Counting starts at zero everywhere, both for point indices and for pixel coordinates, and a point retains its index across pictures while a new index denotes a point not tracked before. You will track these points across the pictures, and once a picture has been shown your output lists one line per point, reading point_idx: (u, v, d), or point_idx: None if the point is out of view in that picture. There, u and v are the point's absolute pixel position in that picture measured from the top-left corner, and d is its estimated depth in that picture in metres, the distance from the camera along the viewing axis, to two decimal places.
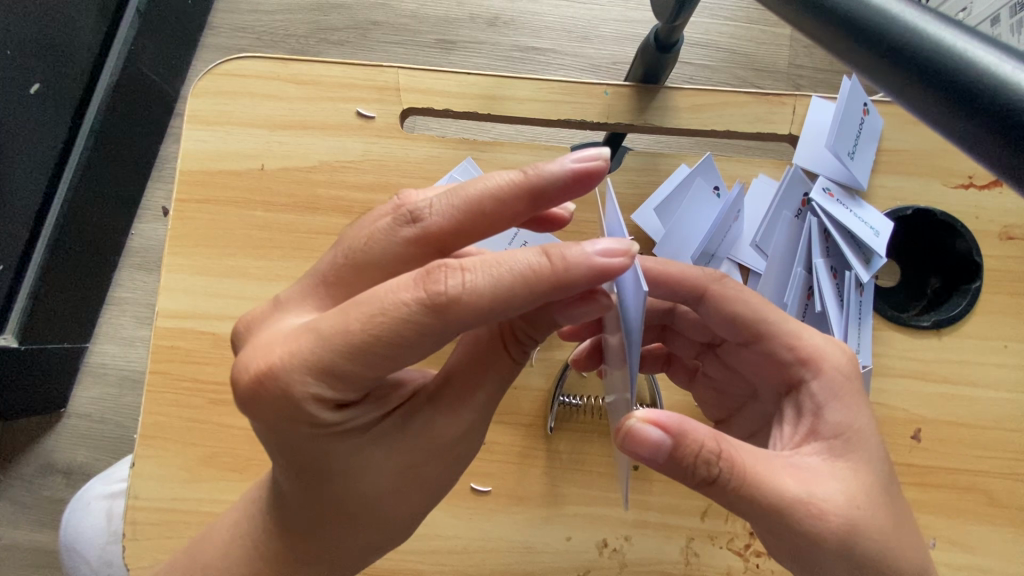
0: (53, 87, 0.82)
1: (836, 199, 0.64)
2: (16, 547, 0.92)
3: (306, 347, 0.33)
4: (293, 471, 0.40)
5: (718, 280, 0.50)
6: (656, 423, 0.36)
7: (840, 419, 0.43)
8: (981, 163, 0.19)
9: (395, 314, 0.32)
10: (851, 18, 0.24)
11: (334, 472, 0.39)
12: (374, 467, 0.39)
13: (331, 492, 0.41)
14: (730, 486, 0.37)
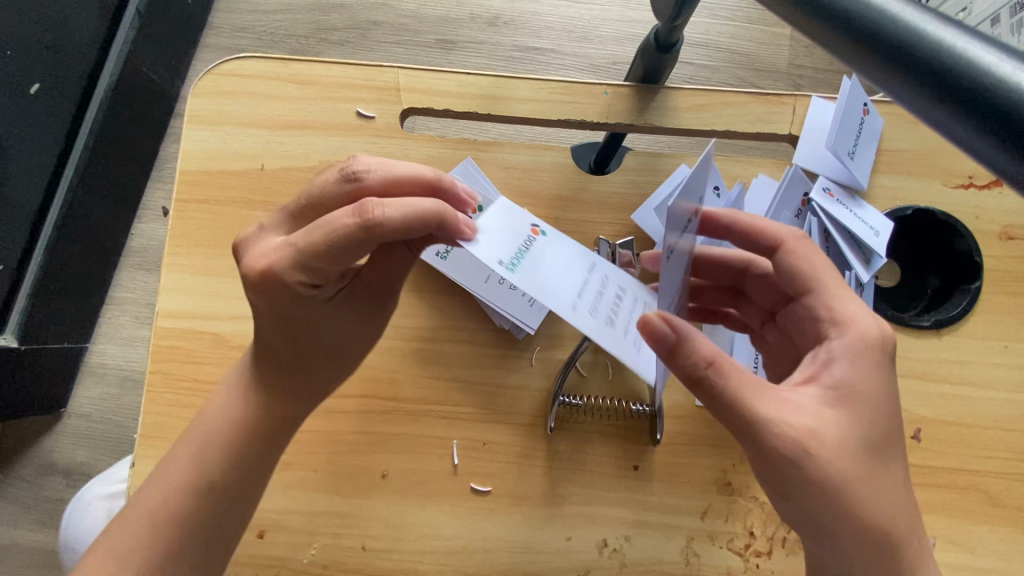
0: (53, 88, 0.82)
1: (837, 199, 0.64)
2: (16, 547, 0.92)
3: (288, 256, 0.43)
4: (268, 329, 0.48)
5: (799, 238, 0.51)
6: (669, 324, 0.38)
7: (849, 375, 0.44)
8: (981, 164, 0.19)
9: (342, 231, 0.41)
10: (850, 17, 0.24)
11: (299, 325, 0.49)
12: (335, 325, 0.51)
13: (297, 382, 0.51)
14: (712, 391, 0.40)
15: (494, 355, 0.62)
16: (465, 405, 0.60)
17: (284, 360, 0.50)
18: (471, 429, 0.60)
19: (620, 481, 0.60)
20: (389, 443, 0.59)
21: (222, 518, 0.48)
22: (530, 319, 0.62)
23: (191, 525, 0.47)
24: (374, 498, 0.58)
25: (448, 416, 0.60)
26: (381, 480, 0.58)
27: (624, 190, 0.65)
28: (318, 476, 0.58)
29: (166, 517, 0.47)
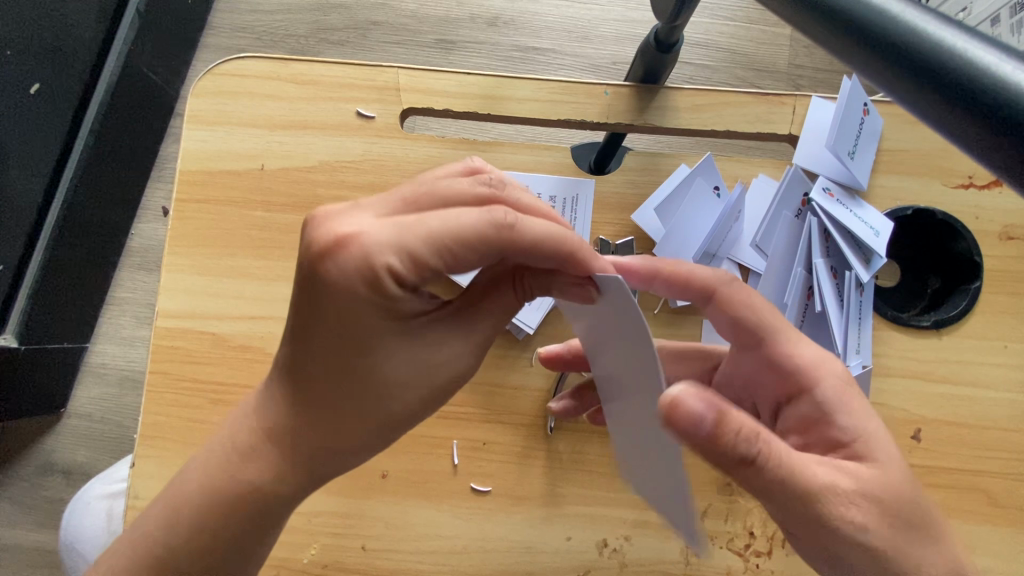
0: (53, 88, 0.82)
1: (837, 199, 0.64)
2: (16, 547, 0.92)
3: (389, 233, 0.38)
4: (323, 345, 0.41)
5: (728, 282, 0.48)
6: (700, 398, 0.35)
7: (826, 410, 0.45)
8: (981, 164, 0.19)
9: (469, 222, 0.39)
10: (849, 18, 0.24)
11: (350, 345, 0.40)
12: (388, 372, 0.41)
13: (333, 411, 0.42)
14: (767, 470, 0.38)
15: (493, 355, 0.62)
16: (465, 405, 0.60)
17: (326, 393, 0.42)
18: (471, 429, 0.60)
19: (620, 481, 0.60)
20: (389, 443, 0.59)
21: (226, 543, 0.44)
22: (530, 319, 0.63)
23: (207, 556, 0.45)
24: (374, 499, 0.58)
25: (448, 416, 0.60)
26: (381, 480, 0.58)
27: (624, 190, 0.65)
28: None
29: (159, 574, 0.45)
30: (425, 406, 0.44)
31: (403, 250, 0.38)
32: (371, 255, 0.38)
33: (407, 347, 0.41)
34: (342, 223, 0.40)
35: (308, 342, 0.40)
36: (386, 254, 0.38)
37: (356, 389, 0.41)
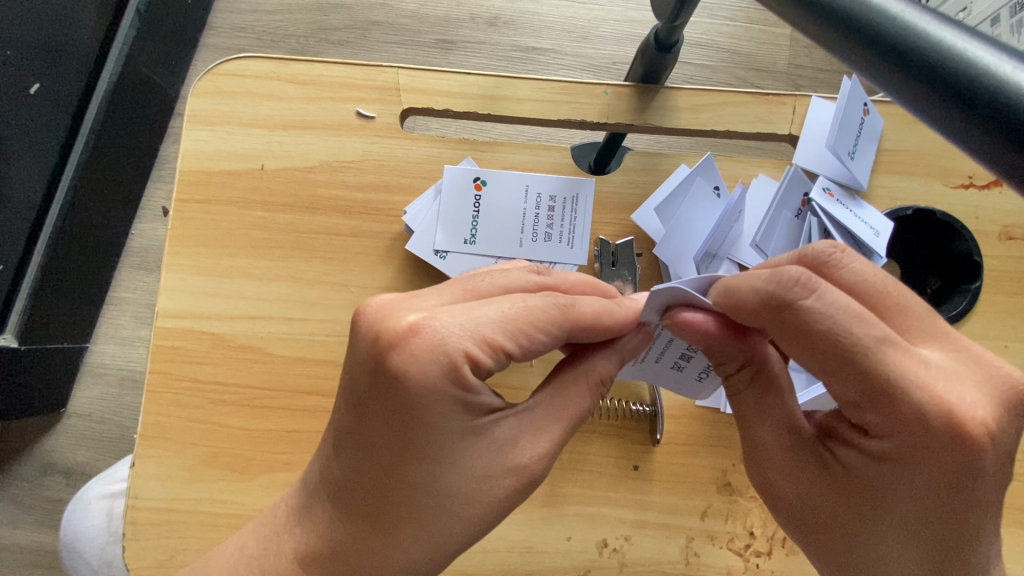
0: (54, 88, 0.82)
1: (837, 198, 0.64)
2: (17, 547, 0.92)
3: (463, 320, 0.40)
4: (379, 455, 0.40)
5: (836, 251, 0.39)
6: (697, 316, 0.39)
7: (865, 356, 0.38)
8: (982, 164, 0.19)
9: (537, 306, 0.42)
10: (850, 19, 0.24)
11: (413, 457, 0.39)
12: (455, 486, 0.40)
13: (396, 528, 0.41)
14: (805, 326, 0.35)
15: None
16: None
17: (382, 511, 0.41)
18: None
19: (620, 481, 0.59)
20: None
21: None
22: None
23: None
24: None
25: None
26: None
27: (624, 190, 0.65)
28: None
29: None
30: (505, 506, 0.41)
31: (464, 376, 0.39)
32: (433, 380, 0.38)
33: (466, 443, 0.40)
34: (408, 332, 0.39)
35: (363, 452, 0.40)
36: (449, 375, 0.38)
37: (406, 504, 0.40)
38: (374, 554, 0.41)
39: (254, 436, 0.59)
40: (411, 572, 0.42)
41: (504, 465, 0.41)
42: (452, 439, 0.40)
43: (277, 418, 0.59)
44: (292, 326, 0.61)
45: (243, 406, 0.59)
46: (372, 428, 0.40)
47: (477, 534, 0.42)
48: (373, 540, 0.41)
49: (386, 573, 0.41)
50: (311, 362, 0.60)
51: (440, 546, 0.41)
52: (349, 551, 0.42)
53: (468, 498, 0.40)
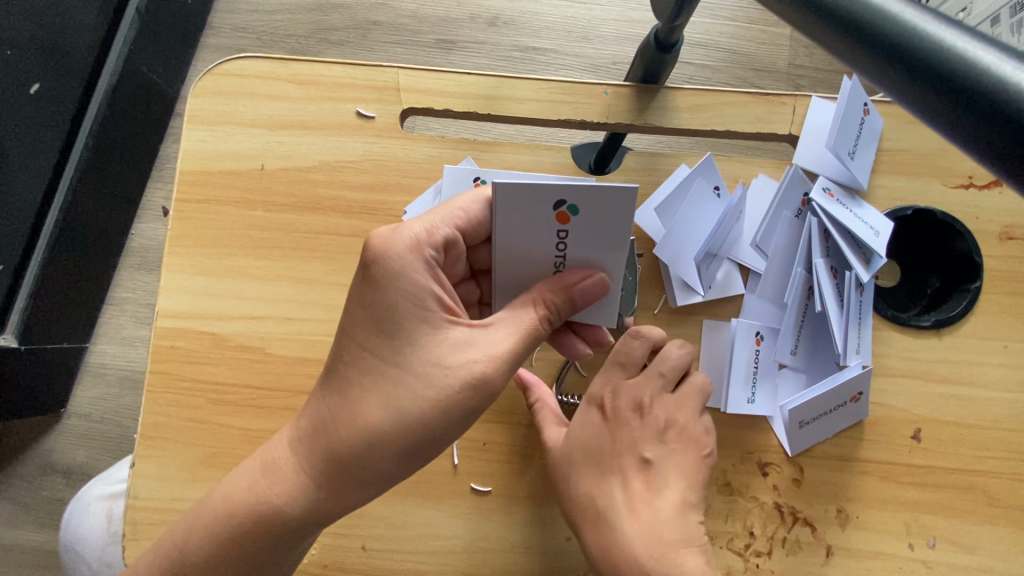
0: (54, 88, 0.82)
1: (837, 199, 0.64)
2: (17, 547, 0.92)
3: (415, 283, 0.46)
4: (366, 356, 0.46)
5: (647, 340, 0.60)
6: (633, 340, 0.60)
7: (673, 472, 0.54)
8: (982, 164, 0.19)
9: (421, 263, 0.47)
10: (850, 20, 0.24)
11: (400, 359, 0.46)
12: (421, 376, 0.46)
13: (372, 416, 0.46)
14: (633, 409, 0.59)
15: None
16: None
17: (359, 397, 0.46)
18: (471, 429, 0.60)
19: None
20: None
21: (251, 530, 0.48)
22: None
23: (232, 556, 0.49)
24: (374, 498, 0.58)
25: None
26: None
27: None
28: None
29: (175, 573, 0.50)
30: (462, 403, 0.46)
31: (421, 316, 0.46)
32: (418, 316, 0.46)
33: (435, 343, 0.46)
34: (373, 297, 0.46)
35: (360, 358, 0.47)
36: (406, 313, 0.46)
37: (384, 382, 0.46)
38: (353, 450, 0.46)
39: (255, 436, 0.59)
40: (388, 462, 0.47)
41: (472, 374, 0.46)
42: (414, 379, 0.46)
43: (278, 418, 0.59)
44: (292, 326, 0.61)
45: (243, 406, 0.60)
46: (374, 343, 0.46)
47: (427, 425, 0.46)
48: (348, 423, 0.46)
49: (366, 458, 0.47)
50: (311, 362, 0.60)
51: (397, 429, 0.46)
52: (331, 437, 0.47)
53: (427, 381, 0.46)
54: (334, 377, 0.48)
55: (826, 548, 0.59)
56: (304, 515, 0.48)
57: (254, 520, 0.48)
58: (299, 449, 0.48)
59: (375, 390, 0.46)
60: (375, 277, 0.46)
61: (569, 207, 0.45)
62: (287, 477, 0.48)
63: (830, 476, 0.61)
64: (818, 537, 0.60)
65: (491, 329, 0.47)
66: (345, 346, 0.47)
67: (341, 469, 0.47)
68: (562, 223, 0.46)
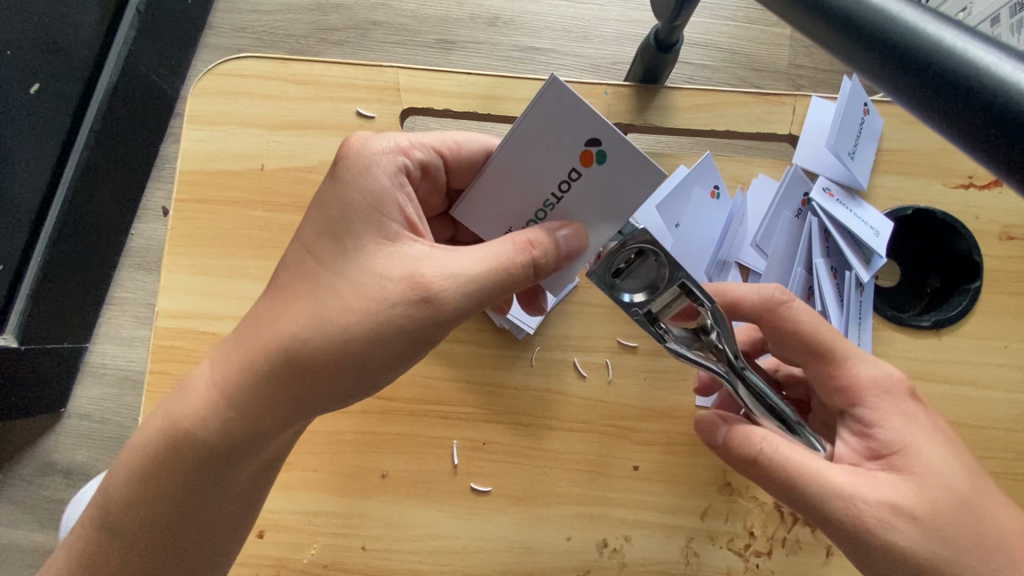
0: (54, 88, 0.82)
1: (837, 199, 0.64)
2: (17, 547, 0.92)
3: (376, 185, 0.45)
4: (314, 263, 0.44)
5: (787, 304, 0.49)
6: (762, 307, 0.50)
7: (894, 437, 0.46)
8: (982, 165, 0.19)
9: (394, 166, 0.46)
10: (850, 20, 0.24)
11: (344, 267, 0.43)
12: (362, 286, 0.42)
13: (307, 330, 0.43)
14: (829, 380, 0.49)
15: (493, 355, 0.61)
16: (465, 404, 0.60)
17: (299, 308, 0.44)
18: (470, 429, 0.60)
19: (620, 481, 0.59)
20: (388, 443, 0.59)
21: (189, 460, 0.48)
22: (530, 318, 0.62)
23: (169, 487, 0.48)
24: (374, 499, 0.58)
25: (448, 416, 0.60)
26: (381, 480, 0.59)
27: None
28: (317, 476, 0.59)
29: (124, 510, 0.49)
30: (403, 321, 0.42)
31: (376, 222, 0.44)
32: (369, 219, 0.44)
33: (383, 254, 0.43)
34: (333, 197, 0.45)
35: (307, 267, 0.45)
36: (362, 216, 0.44)
37: (323, 291, 0.43)
38: (285, 364, 0.43)
39: None
40: (321, 383, 0.44)
41: (412, 289, 0.42)
42: (350, 290, 0.42)
43: None
44: None
45: None
46: (323, 249, 0.44)
47: (360, 340, 0.42)
48: (280, 334, 0.44)
49: (297, 373, 0.43)
50: None
51: (330, 345, 0.42)
52: (266, 353, 0.44)
53: (366, 293, 0.42)
54: (279, 281, 0.46)
55: (826, 548, 0.59)
56: (230, 435, 0.47)
57: (178, 438, 0.47)
58: (227, 366, 0.46)
59: (310, 301, 0.43)
60: (342, 177, 0.45)
61: (599, 148, 0.40)
62: (218, 390, 0.47)
63: None
64: (818, 537, 0.60)
65: (445, 250, 0.43)
66: (296, 251, 0.45)
67: (272, 386, 0.44)
68: (581, 163, 0.41)
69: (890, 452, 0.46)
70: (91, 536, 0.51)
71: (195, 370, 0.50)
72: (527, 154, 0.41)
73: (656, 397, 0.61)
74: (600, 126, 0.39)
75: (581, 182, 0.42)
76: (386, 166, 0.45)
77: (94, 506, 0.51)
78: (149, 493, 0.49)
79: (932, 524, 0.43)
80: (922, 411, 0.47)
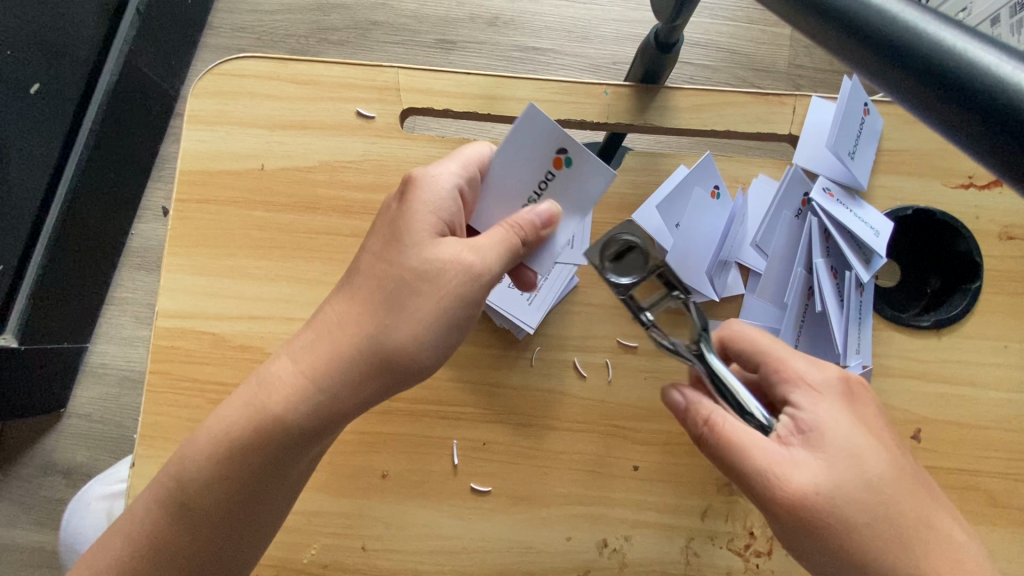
0: (56, 88, 0.82)
1: (837, 199, 0.64)
2: (16, 547, 0.92)
3: (427, 192, 0.45)
4: (378, 266, 0.46)
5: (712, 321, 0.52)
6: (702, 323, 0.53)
7: (820, 420, 0.45)
8: (983, 165, 0.19)
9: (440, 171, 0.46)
10: (850, 20, 0.24)
11: (407, 264, 0.45)
12: (428, 278, 0.44)
13: (383, 323, 0.45)
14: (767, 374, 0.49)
15: (492, 355, 0.61)
16: (465, 405, 0.60)
17: (369, 306, 0.45)
18: (470, 429, 0.60)
19: (620, 481, 0.59)
20: (388, 443, 0.59)
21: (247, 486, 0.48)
22: (530, 318, 0.61)
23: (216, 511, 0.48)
24: (374, 499, 0.58)
25: (448, 416, 0.60)
26: (381, 480, 0.59)
27: (624, 190, 0.65)
28: (317, 476, 0.59)
29: (160, 552, 0.48)
30: (464, 299, 0.45)
31: (430, 224, 0.45)
32: (425, 220, 0.45)
33: (439, 249, 0.45)
34: (396, 210, 0.46)
35: (372, 272, 0.46)
36: (418, 219, 0.45)
37: (392, 287, 0.45)
38: (359, 356, 0.45)
39: None
40: (395, 368, 0.45)
41: (467, 273, 0.44)
42: (415, 281, 0.44)
43: None
44: (292, 326, 0.61)
45: None
46: (388, 252, 0.45)
47: (430, 324, 0.45)
48: (354, 333, 0.45)
49: (371, 361, 0.45)
50: None
51: (404, 330, 0.45)
52: (343, 348, 0.45)
53: (433, 282, 0.44)
54: (347, 289, 0.47)
55: None
56: (285, 441, 0.47)
57: (224, 460, 0.47)
58: (281, 381, 0.47)
59: (382, 297, 0.45)
60: (404, 196, 0.46)
61: (567, 156, 0.44)
62: (284, 388, 0.47)
63: None
64: None
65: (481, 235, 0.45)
66: (359, 265, 0.47)
67: (339, 382, 0.46)
68: (552, 167, 0.45)
69: (814, 433, 0.45)
70: (119, 551, 0.48)
71: (202, 423, 0.49)
72: (506, 163, 0.46)
73: (656, 397, 0.61)
74: (562, 135, 0.44)
75: (553, 185, 0.46)
76: (441, 184, 0.45)
77: (122, 521, 0.50)
78: (190, 525, 0.48)
79: (837, 500, 0.43)
80: (853, 404, 0.47)
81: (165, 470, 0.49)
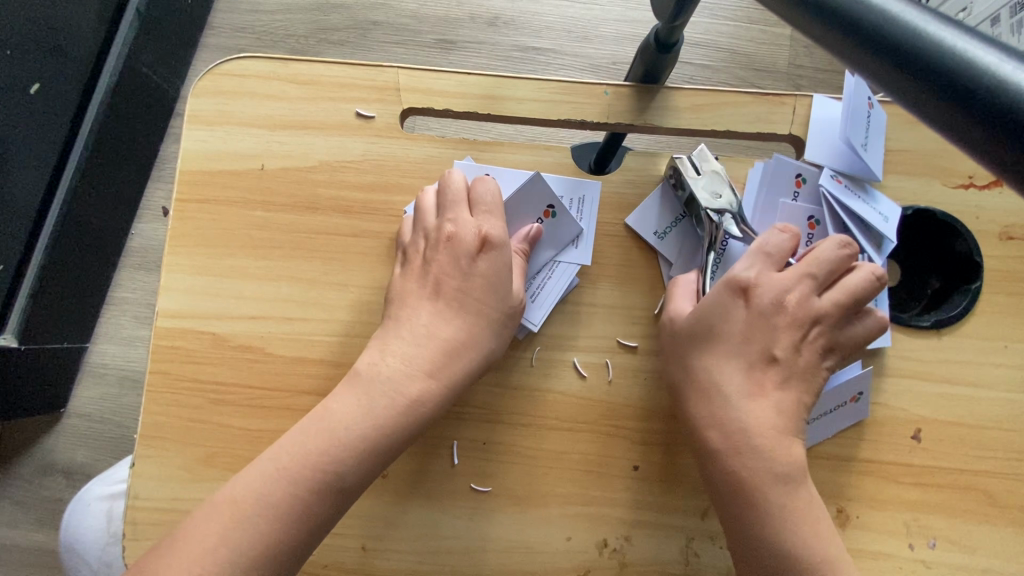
0: (57, 88, 0.82)
1: (845, 185, 0.65)
2: (16, 547, 0.92)
3: (490, 241, 0.59)
4: (472, 303, 0.58)
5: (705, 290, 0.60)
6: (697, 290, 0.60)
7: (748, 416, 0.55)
8: (983, 165, 0.19)
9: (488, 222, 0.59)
10: (850, 20, 0.24)
11: (496, 293, 0.58)
12: (515, 300, 0.59)
13: (487, 338, 0.58)
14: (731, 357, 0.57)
15: None
16: (466, 404, 0.60)
17: (469, 330, 0.57)
18: (470, 429, 0.60)
19: (620, 481, 0.59)
20: None
21: (321, 501, 0.51)
22: (534, 316, 0.62)
23: (297, 535, 0.50)
24: (373, 499, 0.58)
25: (448, 416, 0.60)
26: (380, 480, 0.59)
27: (624, 189, 0.65)
28: None
29: None
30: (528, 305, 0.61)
31: (501, 262, 0.59)
32: (497, 259, 0.59)
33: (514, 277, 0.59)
34: (472, 259, 0.59)
35: (465, 308, 0.58)
36: (496, 262, 0.59)
37: (489, 311, 0.58)
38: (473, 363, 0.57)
39: (254, 436, 0.59)
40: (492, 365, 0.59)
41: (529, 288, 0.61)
42: (503, 302, 0.58)
43: (276, 418, 0.60)
44: (292, 326, 0.61)
45: (243, 406, 0.60)
46: (476, 291, 0.58)
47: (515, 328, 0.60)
48: (462, 351, 0.57)
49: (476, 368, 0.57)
50: (312, 361, 0.61)
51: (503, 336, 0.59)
52: (446, 365, 0.56)
53: (515, 303, 0.59)
54: (436, 323, 0.58)
55: None
56: (377, 459, 0.53)
57: (319, 488, 0.50)
58: (367, 410, 0.53)
59: (485, 321, 0.58)
60: (475, 251, 0.59)
61: (555, 210, 0.62)
62: (417, 375, 0.55)
63: (831, 477, 0.61)
64: None
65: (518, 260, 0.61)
66: (451, 306, 0.58)
67: (443, 395, 0.56)
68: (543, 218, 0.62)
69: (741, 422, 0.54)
70: (251, 540, 0.48)
71: (258, 472, 0.50)
72: (510, 211, 0.62)
73: (656, 397, 0.61)
74: (552, 196, 0.61)
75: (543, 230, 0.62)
76: (498, 235, 0.59)
77: (232, 517, 0.49)
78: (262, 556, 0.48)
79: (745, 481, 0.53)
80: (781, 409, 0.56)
81: (213, 522, 0.48)
